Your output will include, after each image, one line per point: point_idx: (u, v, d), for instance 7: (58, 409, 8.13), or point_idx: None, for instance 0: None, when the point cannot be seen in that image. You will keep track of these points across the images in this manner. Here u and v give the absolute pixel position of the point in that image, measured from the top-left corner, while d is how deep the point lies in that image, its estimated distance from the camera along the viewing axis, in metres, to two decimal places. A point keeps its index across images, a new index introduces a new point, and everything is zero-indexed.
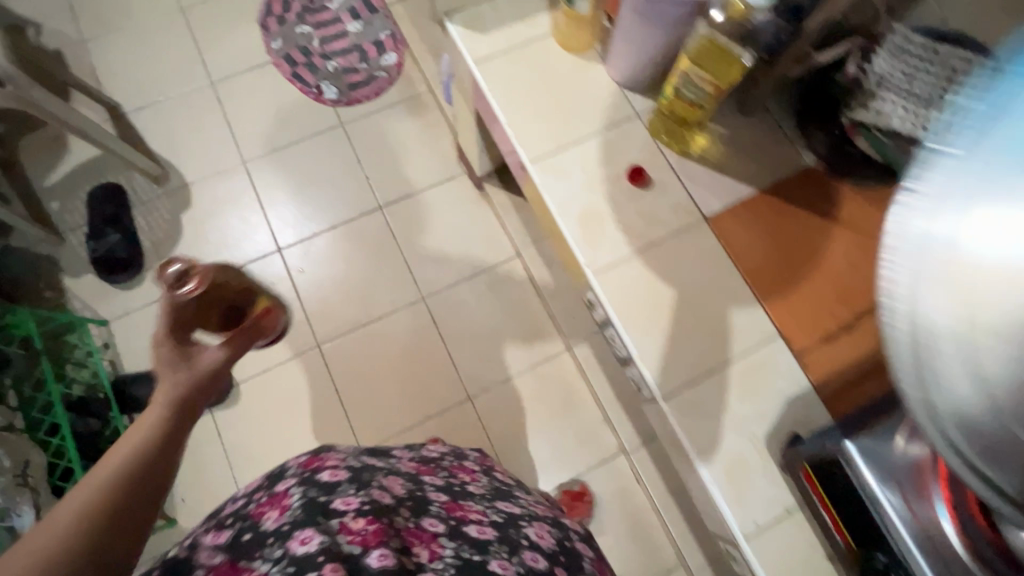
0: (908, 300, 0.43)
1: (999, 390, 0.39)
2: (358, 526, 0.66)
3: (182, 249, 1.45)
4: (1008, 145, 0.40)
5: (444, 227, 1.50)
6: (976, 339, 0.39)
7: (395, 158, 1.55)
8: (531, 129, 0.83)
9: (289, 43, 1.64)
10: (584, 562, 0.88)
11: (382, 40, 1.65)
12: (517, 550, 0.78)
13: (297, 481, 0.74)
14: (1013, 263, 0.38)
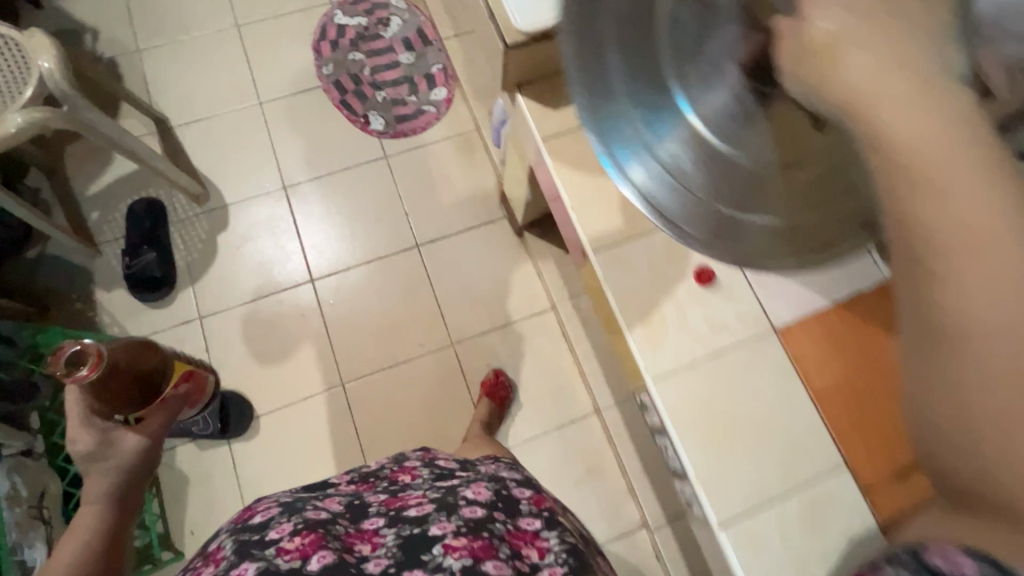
0: (703, 204, 0.65)
1: (698, 206, 0.65)
2: (293, 544, 0.68)
3: (215, 271, 1.44)
4: (622, 115, 0.65)
5: (481, 272, 1.47)
6: (677, 195, 0.65)
7: (436, 197, 1.53)
8: (596, 216, 0.80)
9: (340, 69, 1.63)
10: (529, 500, 0.88)
11: (434, 74, 1.63)
12: (454, 508, 0.77)
13: (232, 533, 0.75)
14: (658, 159, 0.65)
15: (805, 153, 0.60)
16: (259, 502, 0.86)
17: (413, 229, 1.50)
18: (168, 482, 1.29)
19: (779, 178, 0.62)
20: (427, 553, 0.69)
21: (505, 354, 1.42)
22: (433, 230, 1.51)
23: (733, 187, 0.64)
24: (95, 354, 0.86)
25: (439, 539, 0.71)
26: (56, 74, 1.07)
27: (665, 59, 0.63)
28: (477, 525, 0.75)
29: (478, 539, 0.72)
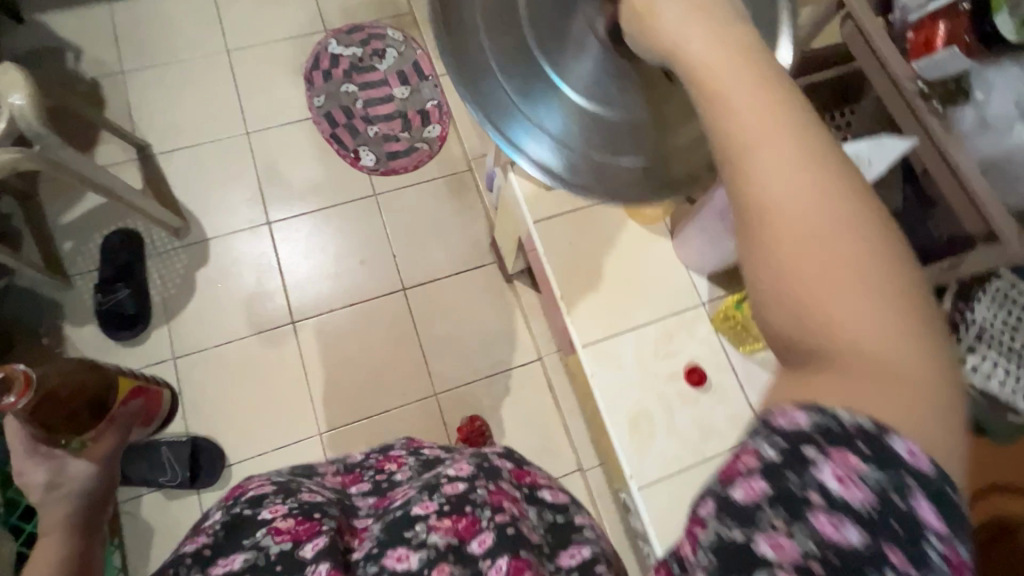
0: (582, 156, 0.53)
1: (579, 151, 0.53)
2: (288, 524, 0.63)
3: (193, 308, 1.39)
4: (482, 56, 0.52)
5: (469, 319, 1.44)
6: (556, 141, 0.53)
7: (425, 239, 1.50)
8: (588, 309, 0.80)
9: (332, 101, 1.59)
10: (511, 470, 0.73)
11: (428, 110, 1.60)
12: (437, 484, 0.66)
13: (224, 514, 0.67)
14: (535, 108, 0.53)
15: (670, 100, 0.53)
16: (250, 480, 0.78)
17: (400, 271, 1.47)
18: (134, 532, 1.24)
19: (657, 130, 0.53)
20: (408, 531, 0.60)
21: (489, 406, 1.39)
22: (421, 273, 1.47)
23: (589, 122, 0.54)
24: (23, 378, 0.87)
25: (421, 517, 0.61)
26: (28, 113, 1.02)
27: (523, 19, 0.53)
28: (461, 497, 0.64)
29: (461, 514, 0.62)
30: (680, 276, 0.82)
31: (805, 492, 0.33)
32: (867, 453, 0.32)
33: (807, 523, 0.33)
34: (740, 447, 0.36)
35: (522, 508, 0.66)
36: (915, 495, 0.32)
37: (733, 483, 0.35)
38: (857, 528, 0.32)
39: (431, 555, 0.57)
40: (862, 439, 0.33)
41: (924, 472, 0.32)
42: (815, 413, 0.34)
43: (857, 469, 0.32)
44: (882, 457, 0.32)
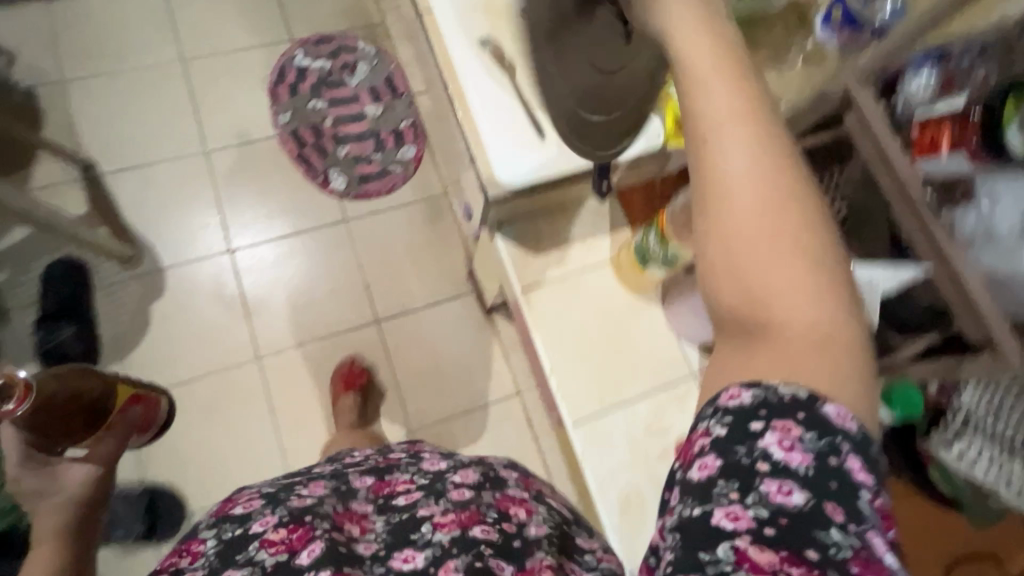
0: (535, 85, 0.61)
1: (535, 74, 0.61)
2: (280, 535, 0.58)
3: (148, 344, 1.30)
4: None
5: (446, 352, 1.39)
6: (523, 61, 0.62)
7: (399, 268, 1.44)
8: (575, 380, 0.76)
9: (299, 119, 1.50)
10: (517, 478, 0.72)
11: (402, 129, 1.52)
12: (442, 488, 0.66)
13: (208, 525, 0.63)
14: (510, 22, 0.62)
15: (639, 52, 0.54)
16: (236, 493, 0.71)
17: (372, 301, 1.41)
18: None
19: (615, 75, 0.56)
20: (415, 534, 0.60)
21: (466, 444, 1.35)
22: (396, 304, 1.41)
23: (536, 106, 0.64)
24: (22, 384, 0.64)
25: (427, 517, 0.62)
26: None
27: None
28: (464, 498, 0.64)
29: (466, 508, 0.62)
30: (670, 346, 0.79)
31: (751, 457, 0.38)
32: (806, 422, 0.38)
33: (759, 491, 0.38)
34: (693, 429, 0.42)
35: (527, 511, 0.65)
36: (849, 457, 0.37)
37: (690, 466, 0.41)
38: (801, 487, 0.38)
39: (438, 555, 0.57)
40: (799, 410, 0.38)
41: (852, 433, 0.38)
42: (753, 390, 0.39)
43: (795, 434, 0.38)
44: (814, 421, 0.38)
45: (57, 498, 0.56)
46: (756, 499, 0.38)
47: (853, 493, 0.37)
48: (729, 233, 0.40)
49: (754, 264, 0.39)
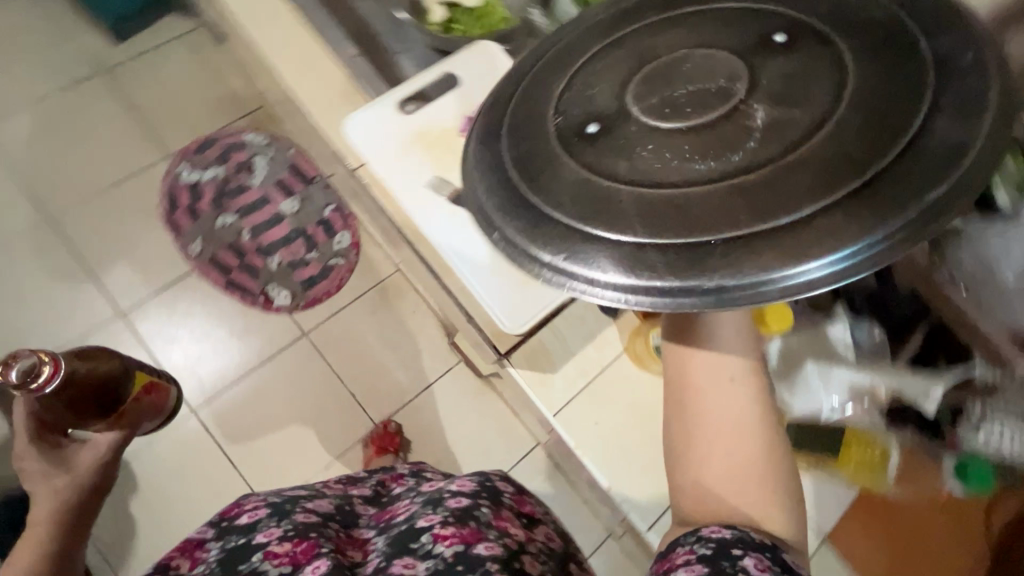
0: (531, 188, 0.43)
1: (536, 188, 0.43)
2: (284, 548, 0.58)
3: (143, 544, 1.20)
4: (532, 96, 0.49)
5: (456, 428, 1.35)
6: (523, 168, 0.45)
7: (376, 368, 1.36)
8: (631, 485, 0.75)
9: (212, 242, 1.34)
10: (513, 496, 0.71)
11: (328, 217, 1.41)
12: (441, 498, 0.65)
13: (213, 532, 0.63)
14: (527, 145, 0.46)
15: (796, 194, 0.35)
16: (246, 497, 0.71)
17: (360, 411, 1.33)
18: None
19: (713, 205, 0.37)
20: (414, 543, 0.60)
21: None
22: (388, 401, 1.34)
23: (662, 87, 0.43)
24: (48, 364, 0.63)
25: (427, 527, 0.61)
26: None
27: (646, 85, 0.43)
28: (464, 511, 0.63)
29: (466, 523, 0.61)
30: None
31: (736, 570, 0.41)
32: (772, 557, 0.42)
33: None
34: (676, 549, 0.45)
35: (526, 535, 0.65)
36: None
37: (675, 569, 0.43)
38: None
39: (440, 568, 0.56)
40: (767, 549, 0.43)
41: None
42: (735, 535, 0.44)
43: (766, 565, 0.42)
44: (782, 565, 0.42)
45: (65, 480, 0.58)
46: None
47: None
48: (700, 411, 0.47)
49: (717, 438, 0.47)
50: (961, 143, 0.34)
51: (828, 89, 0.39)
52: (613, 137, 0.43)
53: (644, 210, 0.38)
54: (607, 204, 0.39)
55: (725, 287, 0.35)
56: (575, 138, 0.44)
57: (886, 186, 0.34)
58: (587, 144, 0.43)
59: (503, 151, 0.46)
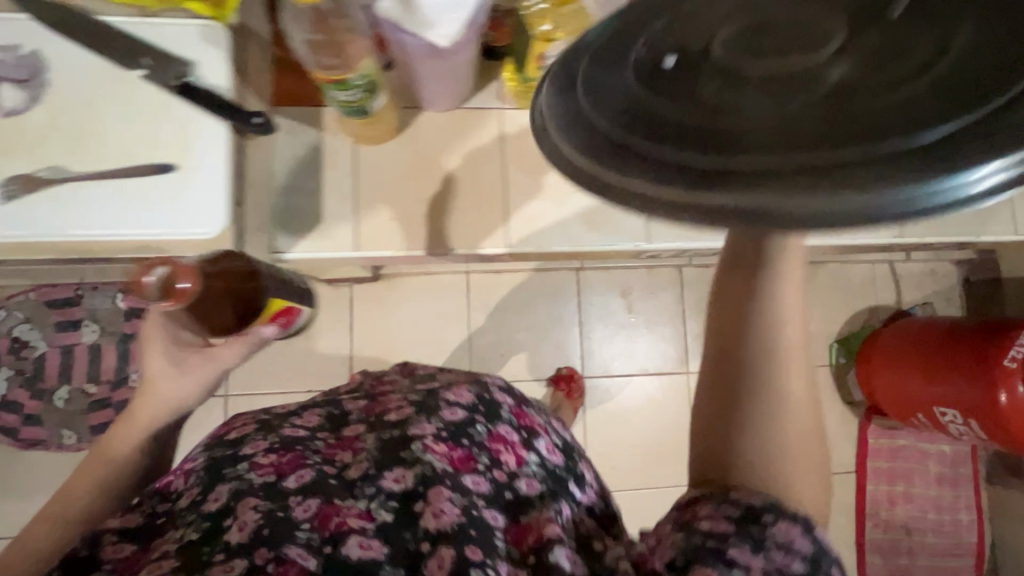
0: (596, 141, 0.45)
1: (600, 144, 0.45)
2: (269, 458, 0.58)
3: None
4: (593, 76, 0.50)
5: (403, 328, 1.37)
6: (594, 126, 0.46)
7: (306, 355, 1.33)
8: (468, 226, 0.90)
9: (77, 419, 1.24)
10: (511, 408, 0.72)
11: (129, 304, 1.27)
12: (435, 409, 0.66)
13: (202, 449, 0.64)
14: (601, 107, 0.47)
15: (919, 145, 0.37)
16: (236, 420, 0.73)
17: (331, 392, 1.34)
18: None
19: (798, 148, 0.39)
20: (404, 452, 0.59)
21: (495, 332, 1.40)
22: (338, 367, 1.34)
23: (767, 52, 0.45)
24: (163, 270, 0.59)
25: (416, 437, 0.61)
26: None
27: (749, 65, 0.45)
28: (459, 427, 0.64)
29: (458, 444, 0.62)
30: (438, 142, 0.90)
31: (765, 534, 0.49)
32: (809, 531, 0.50)
33: (770, 556, 0.48)
34: (700, 501, 0.53)
35: (518, 453, 0.66)
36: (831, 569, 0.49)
37: (700, 519, 0.51)
38: (800, 560, 0.49)
39: (428, 474, 0.57)
40: (805, 521, 0.50)
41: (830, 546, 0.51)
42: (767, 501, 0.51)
43: (796, 534, 0.49)
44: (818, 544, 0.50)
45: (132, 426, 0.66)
46: (767, 558, 0.48)
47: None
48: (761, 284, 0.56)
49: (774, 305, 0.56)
50: None
51: (927, 55, 0.43)
52: (677, 77, 0.47)
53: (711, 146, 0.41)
54: (668, 131, 0.43)
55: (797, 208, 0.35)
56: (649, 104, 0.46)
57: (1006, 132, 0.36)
58: (682, 106, 0.45)
59: (551, 115, 0.50)
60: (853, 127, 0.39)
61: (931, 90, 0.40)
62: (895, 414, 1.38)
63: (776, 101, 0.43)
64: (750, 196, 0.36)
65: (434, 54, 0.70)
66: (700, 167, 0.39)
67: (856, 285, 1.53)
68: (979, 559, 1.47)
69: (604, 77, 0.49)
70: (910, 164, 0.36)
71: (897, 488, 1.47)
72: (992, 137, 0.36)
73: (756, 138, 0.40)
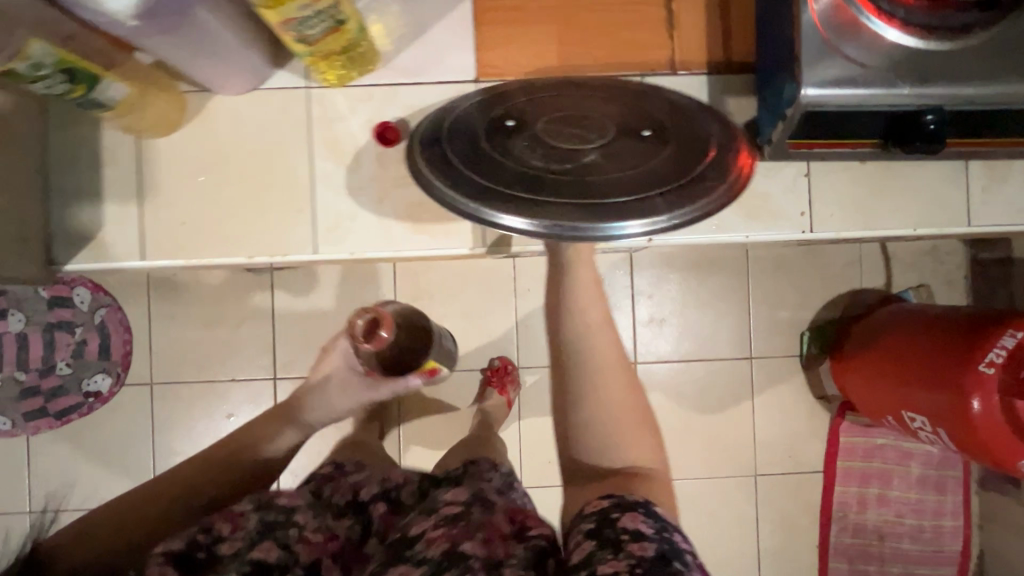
0: (432, 160, 0.55)
1: (431, 164, 0.55)
2: (316, 539, 0.59)
3: None
4: (441, 119, 0.60)
5: (326, 316, 1.31)
6: (430, 150, 0.56)
7: (227, 344, 1.31)
8: (299, 232, 0.88)
9: (9, 408, 1.24)
10: (511, 502, 0.63)
11: (48, 294, 1.24)
12: (433, 505, 0.59)
13: (255, 502, 0.59)
14: (439, 139, 0.57)
15: (620, 198, 0.52)
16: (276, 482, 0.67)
17: (254, 381, 1.31)
18: None
19: (552, 191, 0.52)
20: (407, 551, 0.53)
21: None
22: (261, 356, 1.31)
23: (563, 122, 0.58)
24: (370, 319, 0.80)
25: (418, 535, 0.54)
26: None
27: (545, 132, 0.58)
28: (457, 512, 0.57)
29: (455, 521, 0.55)
30: (271, 138, 0.88)
31: (618, 532, 0.53)
32: (647, 514, 0.55)
33: (627, 549, 0.50)
34: (569, 532, 0.57)
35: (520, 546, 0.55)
36: (674, 532, 0.54)
37: (570, 552, 0.53)
38: (651, 541, 0.51)
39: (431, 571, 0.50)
40: (641, 506, 0.56)
41: (684, 543, 0.54)
42: (614, 502, 0.57)
43: (639, 521, 0.54)
44: (659, 525, 0.54)
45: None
46: (625, 555, 0.50)
47: (685, 553, 0.52)
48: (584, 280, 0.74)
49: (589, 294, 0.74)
50: (717, 169, 0.54)
51: (658, 146, 0.57)
52: (501, 127, 0.58)
53: (501, 180, 0.53)
54: (480, 163, 0.55)
55: (535, 227, 0.50)
56: (478, 142, 0.57)
57: (678, 197, 0.52)
58: (494, 148, 0.56)
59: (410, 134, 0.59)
60: (578, 184, 0.53)
61: (649, 169, 0.54)
62: (867, 414, 1.23)
63: (551, 155, 0.56)
64: (487, 211, 0.51)
65: (172, 48, 0.71)
66: (475, 183, 0.53)
67: (835, 266, 1.35)
68: (963, 569, 1.32)
69: (458, 108, 0.60)
70: (612, 208, 0.51)
71: (871, 491, 1.33)
72: (672, 199, 0.52)
73: (522, 175, 0.54)
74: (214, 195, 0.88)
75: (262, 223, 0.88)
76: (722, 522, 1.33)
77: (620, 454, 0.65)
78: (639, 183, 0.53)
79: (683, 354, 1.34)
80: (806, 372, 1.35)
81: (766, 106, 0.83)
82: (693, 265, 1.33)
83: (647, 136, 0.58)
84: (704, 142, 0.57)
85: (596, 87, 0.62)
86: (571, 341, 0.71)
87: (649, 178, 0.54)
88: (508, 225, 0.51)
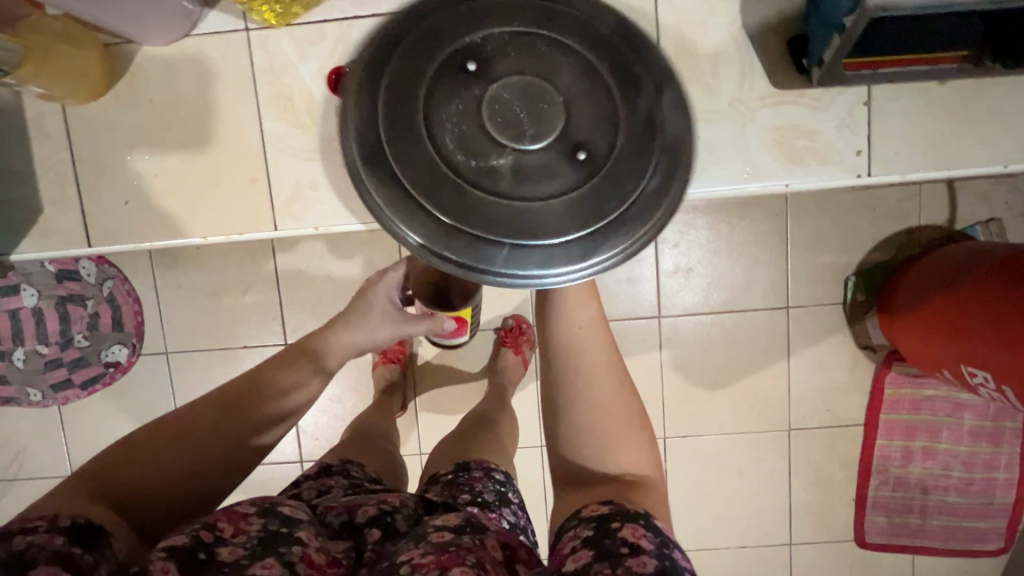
0: (366, 97, 0.61)
1: (354, 112, 0.61)
2: (321, 557, 0.50)
3: None
4: (400, 57, 0.61)
5: (331, 279, 1.26)
6: (363, 95, 0.61)
7: (236, 311, 1.28)
8: (282, 201, 0.85)
9: (38, 380, 1.27)
10: (499, 530, 0.57)
11: (54, 268, 1.22)
12: (421, 533, 0.52)
13: (257, 505, 0.51)
14: (383, 95, 0.61)
15: (481, 226, 0.60)
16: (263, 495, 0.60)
17: (267, 347, 1.29)
18: None
19: (438, 181, 0.60)
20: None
21: None
22: (268, 322, 1.28)
23: (509, 116, 0.61)
24: None
25: (404, 559, 0.48)
26: None
27: (486, 118, 0.61)
28: (450, 539, 0.50)
29: (445, 548, 0.49)
30: (243, 101, 0.83)
31: (619, 542, 0.49)
32: (647, 524, 0.52)
33: (626, 564, 0.47)
34: (563, 538, 0.54)
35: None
36: (674, 548, 0.51)
37: (566, 561, 0.50)
38: (651, 556, 0.48)
39: None
40: (641, 517, 0.52)
41: (681, 556, 0.51)
42: (614, 509, 0.53)
43: (640, 532, 0.50)
44: (658, 536, 0.51)
45: None
46: (622, 568, 0.47)
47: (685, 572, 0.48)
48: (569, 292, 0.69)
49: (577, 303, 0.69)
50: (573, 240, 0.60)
51: (560, 181, 0.61)
52: (456, 83, 0.62)
53: (407, 152, 0.61)
54: (401, 124, 0.61)
55: (394, 212, 0.60)
56: (422, 96, 0.61)
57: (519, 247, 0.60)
58: (425, 111, 0.61)
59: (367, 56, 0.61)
60: (466, 191, 0.60)
61: (531, 207, 0.60)
62: (918, 366, 1.12)
63: (467, 148, 0.61)
64: (368, 182, 0.60)
65: None
66: (377, 147, 0.61)
67: (888, 202, 1.19)
68: (1013, 522, 1.24)
69: (426, 43, 0.62)
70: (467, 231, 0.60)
71: (917, 443, 1.24)
72: (517, 248, 0.60)
73: (428, 163, 0.61)
74: (189, 168, 0.85)
75: (239, 195, 0.85)
76: (752, 476, 1.28)
77: (614, 463, 0.61)
78: (526, 230, 0.60)
79: (711, 305, 1.23)
80: (850, 322, 1.23)
81: (814, 19, 0.68)
82: (723, 208, 1.20)
83: (568, 168, 0.61)
84: (599, 211, 0.60)
85: (578, 78, 0.62)
86: (556, 346, 0.68)
87: (521, 215, 0.60)
88: (375, 198, 0.60)
